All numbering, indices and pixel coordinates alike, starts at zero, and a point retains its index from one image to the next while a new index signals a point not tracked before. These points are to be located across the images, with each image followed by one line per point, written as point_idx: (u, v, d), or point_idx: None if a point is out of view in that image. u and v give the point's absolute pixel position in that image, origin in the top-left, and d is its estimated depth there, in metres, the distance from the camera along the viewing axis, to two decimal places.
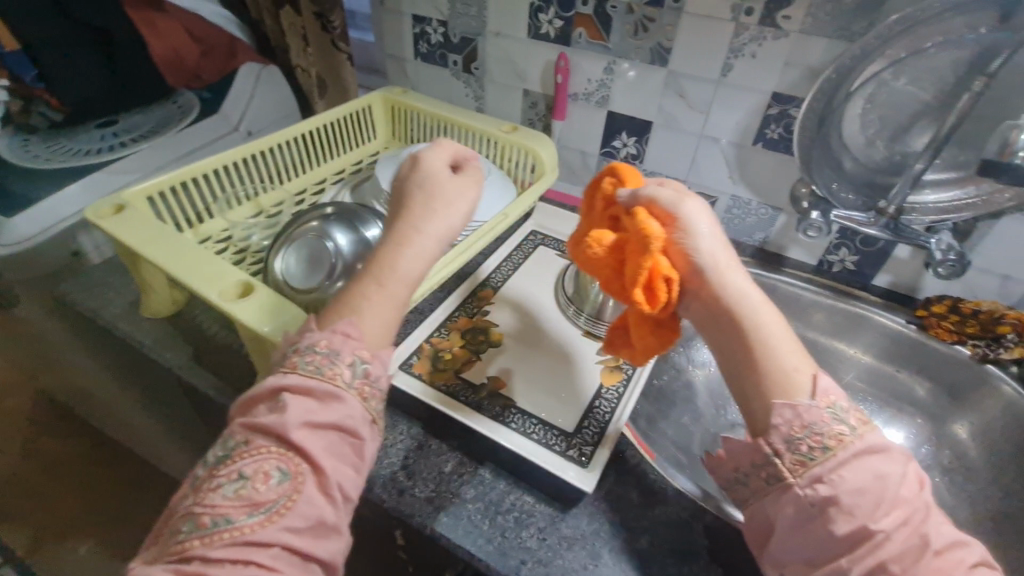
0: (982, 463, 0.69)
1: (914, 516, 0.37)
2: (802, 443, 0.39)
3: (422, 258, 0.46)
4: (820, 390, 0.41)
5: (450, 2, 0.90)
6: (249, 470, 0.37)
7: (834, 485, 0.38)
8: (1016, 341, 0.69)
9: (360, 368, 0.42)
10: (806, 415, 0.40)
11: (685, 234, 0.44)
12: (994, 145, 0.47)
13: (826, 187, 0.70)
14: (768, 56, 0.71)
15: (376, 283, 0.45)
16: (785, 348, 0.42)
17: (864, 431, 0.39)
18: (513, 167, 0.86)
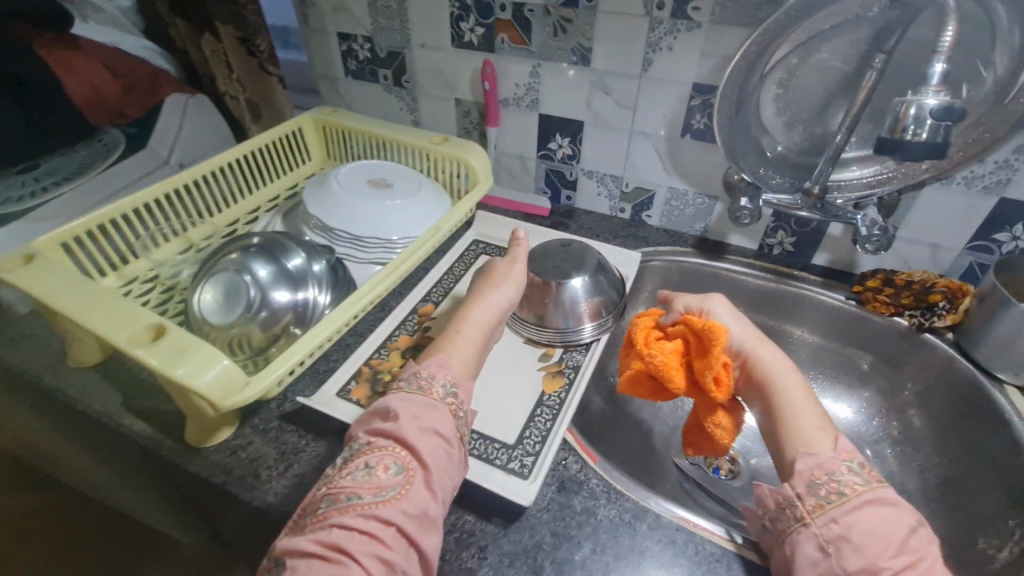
0: (929, 430, 0.70)
1: (921, 561, 0.41)
2: (821, 487, 0.45)
3: (492, 313, 0.64)
4: (841, 448, 0.48)
5: (372, 18, 0.89)
6: (374, 463, 0.46)
7: (845, 527, 0.42)
8: (948, 308, 0.69)
9: (451, 390, 0.54)
10: (827, 462, 0.46)
11: (733, 332, 0.58)
12: (889, 121, 0.47)
13: (753, 172, 0.71)
14: (685, 48, 0.72)
15: (457, 331, 0.62)
16: (812, 416, 0.51)
17: (876, 484, 0.45)
18: (449, 178, 0.86)
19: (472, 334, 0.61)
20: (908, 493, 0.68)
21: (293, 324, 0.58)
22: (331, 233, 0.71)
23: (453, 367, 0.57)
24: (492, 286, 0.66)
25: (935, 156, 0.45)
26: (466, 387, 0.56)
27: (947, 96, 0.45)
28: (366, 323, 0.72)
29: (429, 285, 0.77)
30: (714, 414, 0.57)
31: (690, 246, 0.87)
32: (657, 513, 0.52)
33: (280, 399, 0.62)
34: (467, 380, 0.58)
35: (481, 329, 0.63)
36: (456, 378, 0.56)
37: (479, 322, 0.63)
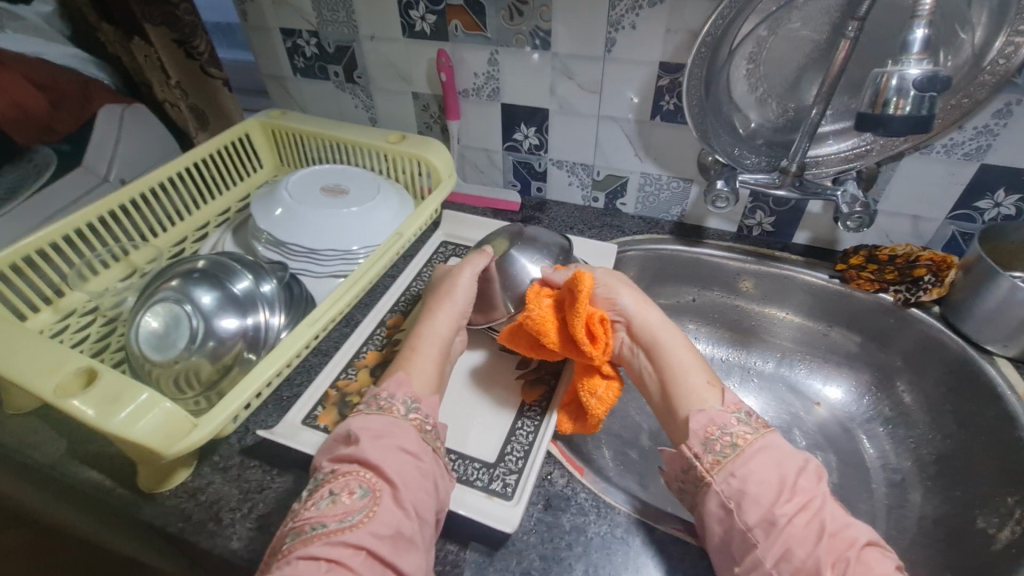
0: (919, 405, 0.69)
1: (813, 504, 0.41)
2: (716, 443, 0.46)
3: (445, 327, 0.59)
4: (728, 401, 0.49)
5: (316, 10, 0.83)
6: (338, 488, 0.43)
7: (741, 479, 0.43)
8: (934, 282, 0.66)
9: (414, 405, 0.50)
10: (718, 418, 0.47)
11: (618, 299, 0.57)
12: (868, 93, 0.44)
13: (726, 153, 0.67)
14: (649, 25, 0.68)
15: (412, 349, 0.56)
16: (696, 372, 0.52)
17: (766, 431, 0.46)
18: (410, 178, 0.81)
19: (431, 350, 0.56)
20: (901, 471, 0.67)
21: (245, 351, 0.54)
22: (285, 247, 0.66)
23: (414, 383, 0.53)
24: (449, 296, 0.61)
25: (921, 130, 0.42)
26: (432, 403, 0.52)
27: (929, 65, 0.41)
28: (330, 340, 0.67)
29: (396, 293, 0.73)
30: (592, 380, 0.55)
31: (668, 232, 0.84)
32: (651, 524, 0.49)
33: (240, 432, 0.57)
34: (434, 394, 0.53)
35: (438, 344, 0.57)
36: (419, 393, 0.52)
37: (439, 334, 0.58)
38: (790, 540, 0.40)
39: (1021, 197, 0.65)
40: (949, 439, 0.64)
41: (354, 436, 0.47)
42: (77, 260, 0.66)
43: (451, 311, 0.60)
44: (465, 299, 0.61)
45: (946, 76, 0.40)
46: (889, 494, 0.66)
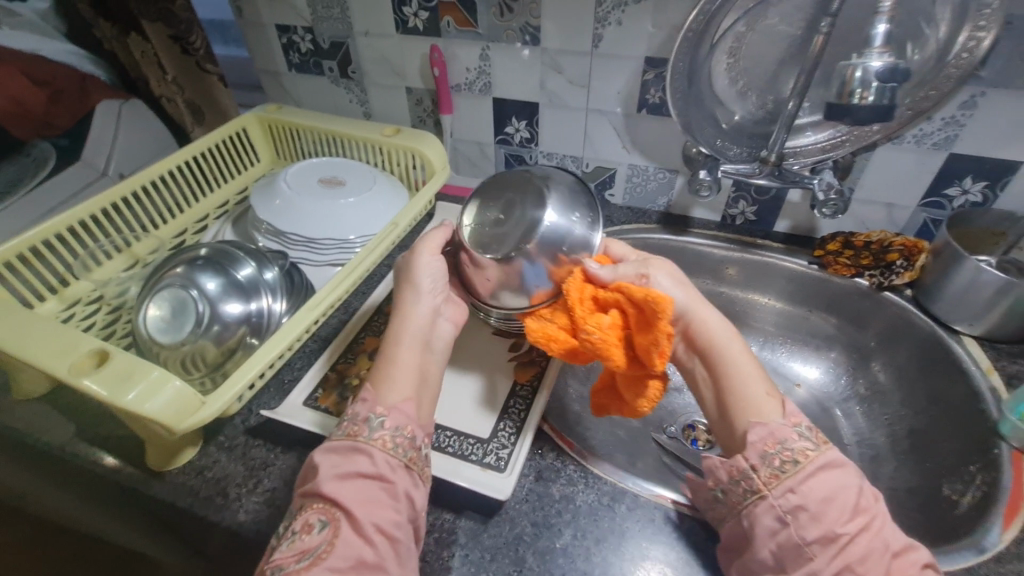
0: (891, 384, 0.73)
1: (874, 523, 0.42)
2: (775, 458, 0.45)
3: (421, 326, 0.54)
4: (788, 414, 0.48)
5: (311, 7, 0.85)
6: (300, 525, 0.42)
7: (802, 496, 0.43)
8: (906, 266, 0.70)
9: (378, 421, 0.47)
10: (778, 433, 0.46)
11: (675, 296, 0.52)
12: (835, 85, 0.47)
13: (710, 144, 0.71)
14: (634, 21, 0.70)
15: (385, 356, 0.52)
16: (758, 380, 0.50)
17: (825, 447, 0.45)
18: (405, 170, 0.83)
19: (407, 354, 0.52)
20: (874, 446, 0.70)
21: (249, 335, 0.56)
22: (285, 237, 0.69)
23: (383, 397, 0.49)
24: (412, 286, 0.56)
25: (884, 118, 0.45)
26: (403, 411, 0.48)
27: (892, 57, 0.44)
28: (329, 326, 0.70)
29: (392, 282, 0.75)
30: (642, 383, 0.54)
31: (655, 222, 0.87)
32: (635, 492, 0.52)
33: (243, 413, 0.59)
34: (409, 399, 0.49)
35: (416, 350, 0.52)
36: (387, 406, 0.48)
37: (407, 333, 0.53)
38: (850, 559, 0.40)
39: (988, 184, 0.68)
40: (920, 415, 0.67)
41: (316, 466, 0.46)
42: (82, 250, 0.68)
43: (416, 301, 0.55)
44: (436, 282, 0.56)
45: (905, 67, 0.43)
46: (863, 467, 0.70)
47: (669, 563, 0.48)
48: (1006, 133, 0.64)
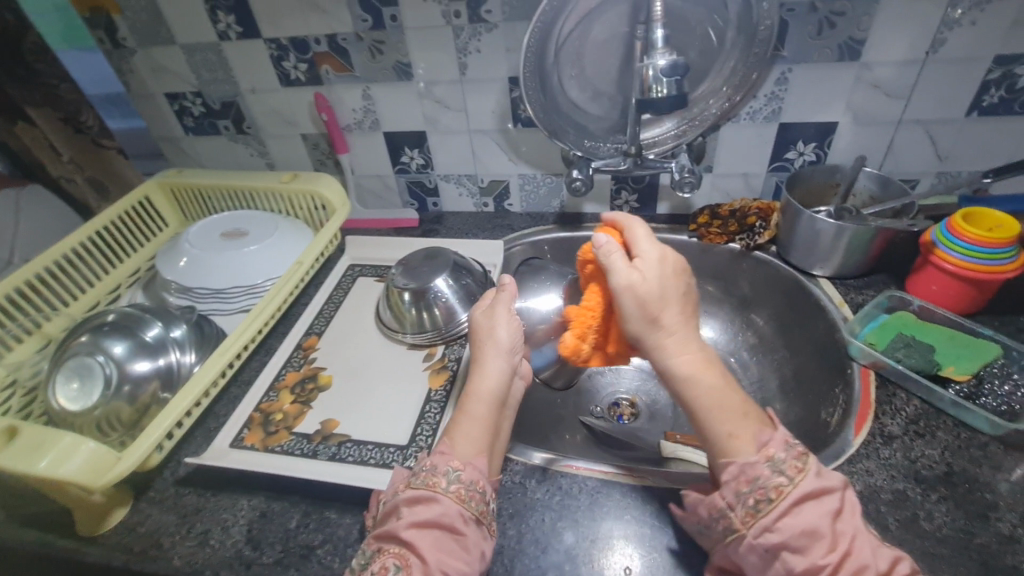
0: (774, 331, 0.81)
1: (853, 547, 0.41)
2: (749, 496, 0.45)
3: (495, 379, 0.55)
4: (762, 446, 0.47)
5: (195, 73, 0.89)
6: (376, 568, 0.43)
7: (781, 534, 0.43)
8: (764, 227, 0.79)
9: (456, 474, 0.48)
10: (748, 471, 0.46)
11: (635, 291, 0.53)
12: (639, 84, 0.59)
13: (579, 146, 0.78)
14: (491, 47, 0.78)
15: (461, 407, 0.54)
16: (721, 419, 0.49)
17: (802, 478, 0.44)
18: (309, 212, 0.88)
19: (480, 407, 0.53)
20: (768, 389, 0.78)
21: (162, 390, 0.59)
22: (193, 292, 0.72)
23: (459, 449, 0.51)
24: (491, 341, 0.57)
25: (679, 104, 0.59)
26: (478, 468, 0.49)
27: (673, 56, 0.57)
28: (250, 370, 0.72)
29: (309, 318, 0.79)
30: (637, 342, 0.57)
31: (552, 223, 0.94)
32: (544, 467, 0.58)
33: (171, 466, 0.61)
34: (482, 453, 0.51)
35: (487, 404, 0.54)
36: (463, 459, 0.50)
37: (481, 390, 0.54)
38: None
39: (817, 144, 0.78)
40: (798, 354, 0.76)
41: (402, 509, 0.47)
42: None
43: (493, 359, 0.56)
44: (500, 345, 0.56)
45: (681, 63, 0.56)
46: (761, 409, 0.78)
47: (575, 522, 0.53)
48: (818, 100, 0.74)
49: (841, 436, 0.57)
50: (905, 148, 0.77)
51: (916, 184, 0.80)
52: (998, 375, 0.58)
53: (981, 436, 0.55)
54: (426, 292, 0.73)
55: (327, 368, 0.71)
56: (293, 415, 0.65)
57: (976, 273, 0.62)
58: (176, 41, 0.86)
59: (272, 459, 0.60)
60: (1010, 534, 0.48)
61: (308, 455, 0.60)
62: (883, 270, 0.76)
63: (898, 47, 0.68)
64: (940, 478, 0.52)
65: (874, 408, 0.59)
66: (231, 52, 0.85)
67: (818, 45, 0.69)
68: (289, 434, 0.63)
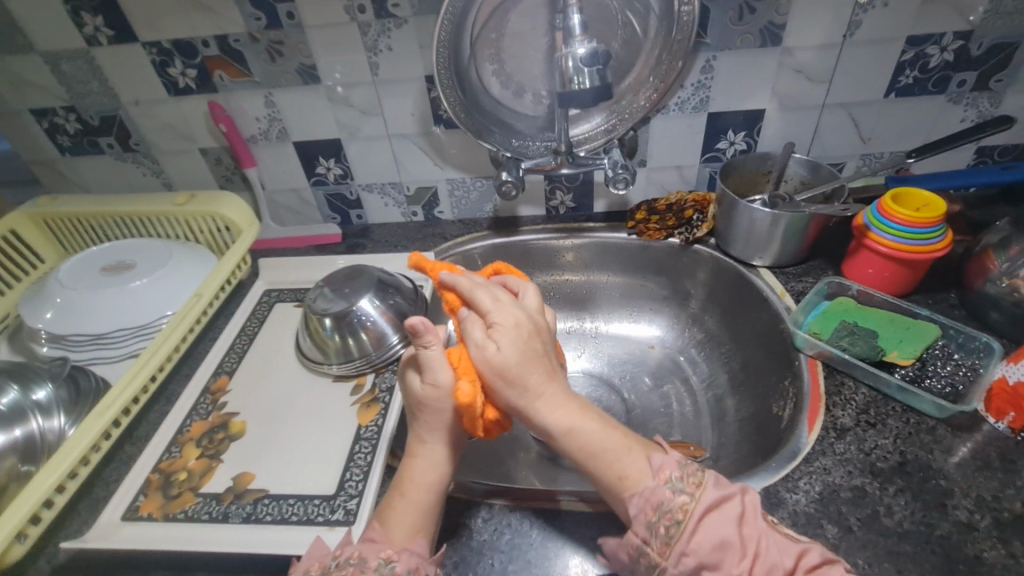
0: (719, 325, 0.80)
1: (761, 546, 0.40)
2: (659, 525, 0.41)
3: (436, 462, 0.48)
4: (656, 469, 0.43)
5: (64, 84, 0.78)
6: None
7: (697, 555, 0.40)
8: (701, 219, 0.78)
9: (388, 567, 0.42)
10: (654, 497, 0.42)
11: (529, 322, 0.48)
12: (561, 75, 0.57)
13: (506, 147, 0.74)
14: (403, 45, 0.71)
15: (399, 488, 0.48)
16: (610, 455, 0.44)
17: (701, 493, 0.42)
18: (212, 235, 0.79)
19: (419, 492, 0.47)
20: (719, 385, 0.76)
21: (21, 464, 0.52)
22: (66, 340, 0.63)
23: (392, 533, 0.45)
24: (447, 423, 0.48)
25: (603, 96, 0.56)
26: (412, 554, 0.43)
27: (592, 43, 0.55)
28: (148, 424, 0.63)
29: (218, 355, 0.69)
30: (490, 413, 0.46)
31: (486, 228, 0.88)
32: (490, 503, 0.52)
33: (47, 552, 0.51)
34: (419, 537, 0.45)
35: (431, 487, 0.47)
36: (395, 547, 0.44)
37: (424, 477, 0.48)
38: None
39: (746, 132, 0.77)
40: (746, 347, 0.74)
41: None
42: None
43: (437, 441, 0.49)
44: (451, 426, 0.48)
45: (602, 51, 0.55)
46: (713, 408, 0.75)
47: (528, 563, 0.48)
48: (744, 87, 0.73)
49: (795, 433, 0.55)
50: (831, 132, 0.77)
51: (843, 167, 0.81)
52: (940, 356, 0.58)
53: (929, 420, 0.55)
54: (350, 315, 0.66)
55: (241, 413, 0.62)
56: (200, 473, 0.57)
57: (909, 254, 0.62)
58: (34, 48, 0.74)
59: (174, 529, 0.51)
60: (967, 521, 0.47)
61: (218, 520, 0.52)
62: (820, 256, 0.75)
63: (817, 32, 0.67)
64: (895, 469, 0.51)
65: (825, 401, 0.58)
66: (105, 60, 0.74)
67: (740, 31, 0.67)
68: (195, 496, 0.54)
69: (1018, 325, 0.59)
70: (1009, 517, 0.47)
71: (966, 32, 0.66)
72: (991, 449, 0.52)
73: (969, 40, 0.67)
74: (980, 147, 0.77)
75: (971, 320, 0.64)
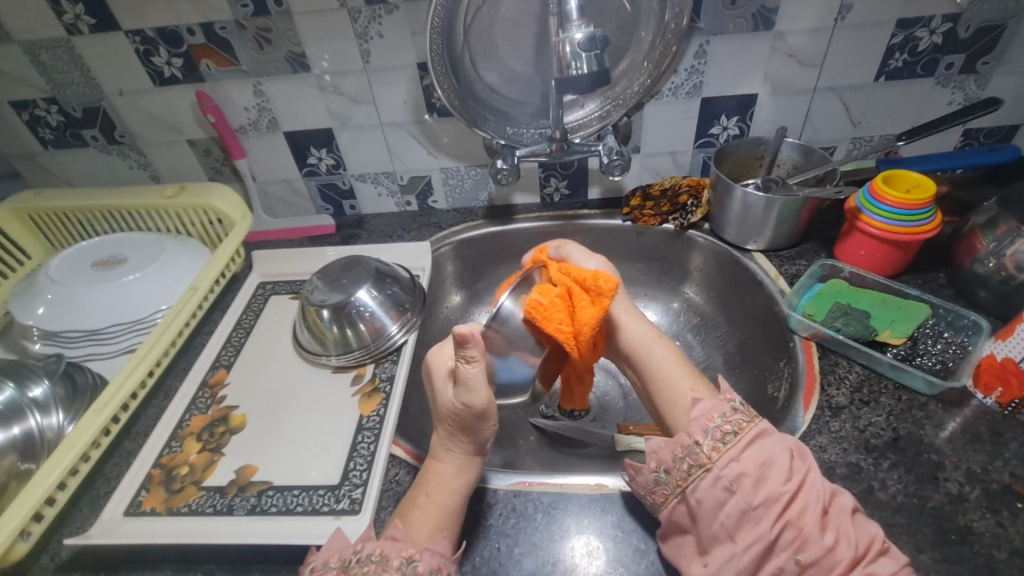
0: (714, 309, 0.80)
1: (807, 478, 0.42)
2: (717, 430, 0.45)
3: (460, 466, 0.49)
4: (722, 393, 0.48)
5: (44, 76, 0.75)
6: None
7: (744, 464, 0.43)
8: (696, 205, 0.78)
9: (411, 567, 0.42)
10: (717, 407, 0.46)
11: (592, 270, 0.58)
12: (557, 60, 0.57)
13: (501, 134, 0.73)
14: (395, 31, 0.70)
15: (421, 494, 0.48)
16: (678, 378, 0.52)
17: (758, 418, 0.46)
18: (203, 227, 0.78)
19: (444, 495, 0.48)
20: (714, 367, 0.77)
21: (20, 462, 0.51)
22: (59, 337, 0.62)
23: (414, 533, 0.46)
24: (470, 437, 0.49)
25: (600, 82, 0.56)
26: (435, 550, 0.44)
27: (589, 27, 0.55)
28: (146, 419, 0.62)
29: (215, 349, 0.69)
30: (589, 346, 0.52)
31: (480, 217, 0.88)
32: (496, 488, 0.53)
33: (50, 550, 0.51)
34: (441, 534, 0.46)
35: (456, 489, 0.48)
36: (418, 546, 0.44)
37: (447, 480, 0.49)
38: (790, 515, 0.41)
39: (739, 117, 0.78)
40: (741, 330, 0.75)
41: None
42: None
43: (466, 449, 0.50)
44: (476, 442, 0.49)
45: (600, 35, 0.54)
46: None
47: (534, 546, 0.49)
48: (736, 72, 0.73)
49: (791, 413, 0.56)
50: (822, 117, 0.78)
51: (833, 151, 0.82)
52: (930, 335, 0.60)
53: (920, 397, 0.56)
54: (347, 306, 0.66)
55: (240, 407, 0.62)
56: (202, 467, 0.56)
57: (900, 235, 0.63)
58: (12, 37, 0.72)
59: (179, 523, 0.51)
60: (957, 493, 0.49)
61: (223, 513, 0.52)
62: (812, 239, 0.76)
63: (809, 15, 0.67)
64: (889, 445, 0.52)
65: (820, 380, 0.59)
66: (86, 49, 0.72)
67: (734, 15, 0.67)
68: (199, 490, 0.54)
69: (1005, 303, 0.61)
70: (997, 487, 0.49)
71: (954, 15, 0.67)
72: (979, 424, 0.53)
73: (957, 23, 0.68)
74: (966, 130, 0.78)
75: (958, 300, 0.66)
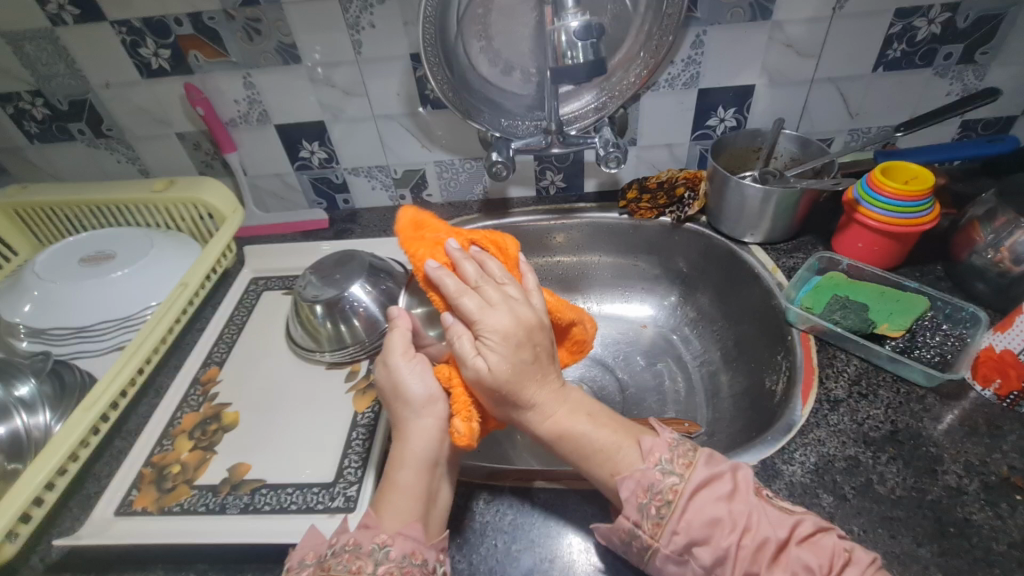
0: (711, 303, 0.80)
1: (752, 522, 0.40)
2: (649, 505, 0.42)
3: (426, 438, 0.47)
4: (646, 452, 0.45)
5: (29, 68, 0.74)
6: None
7: (686, 532, 0.41)
8: (694, 197, 0.77)
9: (384, 552, 0.41)
10: (644, 479, 0.43)
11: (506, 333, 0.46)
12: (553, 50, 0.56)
13: (495, 127, 0.72)
14: (387, 22, 0.69)
15: (390, 474, 0.46)
16: (600, 449, 0.46)
17: (690, 472, 0.43)
18: (194, 223, 0.76)
19: (410, 474, 0.46)
20: (711, 361, 0.77)
21: (7, 462, 0.50)
22: (47, 334, 0.61)
23: (385, 521, 0.44)
24: (403, 401, 0.48)
25: (596, 72, 0.55)
26: (406, 537, 0.42)
27: (586, 17, 0.54)
28: (137, 417, 0.61)
29: (206, 346, 0.68)
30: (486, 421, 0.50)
31: (476, 211, 0.87)
32: (492, 485, 0.53)
33: (39, 550, 0.50)
34: (413, 520, 0.44)
35: (421, 467, 0.46)
36: (391, 532, 0.43)
37: (415, 453, 0.46)
38: (744, 566, 0.39)
39: (736, 109, 0.77)
40: (739, 323, 0.74)
41: None
42: None
43: (420, 418, 0.48)
44: (418, 401, 0.48)
45: (596, 24, 0.53)
46: (707, 384, 0.76)
47: (531, 543, 0.48)
48: (734, 63, 0.72)
49: (789, 406, 0.56)
50: (820, 109, 0.77)
51: (831, 143, 0.81)
52: (929, 327, 0.60)
53: (919, 389, 0.56)
54: (341, 302, 0.65)
55: (233, 404, 0.61)
56: (194, 465, 0.56)
57: (899, 228, 0.63)
58: None
59: (170, 523, 0.51)
60: (956, 486, 0.48)
61: (215, 512, 0.51)
62: (810, 232, 0.76)
63: (807, 5, 0.67)
64: (887, 438, 0.52)
65: (818, 373, 0.59)
66: (71, 40, 0.71)
67: (731, 5, 0.66)
68: (192, 489, 0.54)
69: (1003, 294, 0.61)
70: (995, 480, 0.49)
71: (953, 4, 0.66)
72: (978, 416, 0.53)
73: (956, 13, 0.67)
74: (964, 121, 0.77)
75: (956, 292, 0.65)
